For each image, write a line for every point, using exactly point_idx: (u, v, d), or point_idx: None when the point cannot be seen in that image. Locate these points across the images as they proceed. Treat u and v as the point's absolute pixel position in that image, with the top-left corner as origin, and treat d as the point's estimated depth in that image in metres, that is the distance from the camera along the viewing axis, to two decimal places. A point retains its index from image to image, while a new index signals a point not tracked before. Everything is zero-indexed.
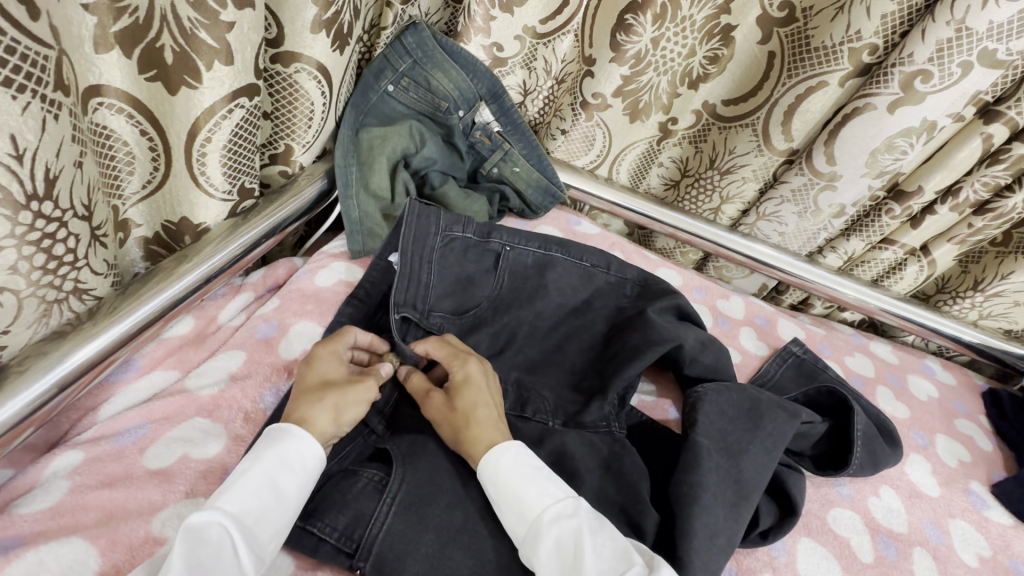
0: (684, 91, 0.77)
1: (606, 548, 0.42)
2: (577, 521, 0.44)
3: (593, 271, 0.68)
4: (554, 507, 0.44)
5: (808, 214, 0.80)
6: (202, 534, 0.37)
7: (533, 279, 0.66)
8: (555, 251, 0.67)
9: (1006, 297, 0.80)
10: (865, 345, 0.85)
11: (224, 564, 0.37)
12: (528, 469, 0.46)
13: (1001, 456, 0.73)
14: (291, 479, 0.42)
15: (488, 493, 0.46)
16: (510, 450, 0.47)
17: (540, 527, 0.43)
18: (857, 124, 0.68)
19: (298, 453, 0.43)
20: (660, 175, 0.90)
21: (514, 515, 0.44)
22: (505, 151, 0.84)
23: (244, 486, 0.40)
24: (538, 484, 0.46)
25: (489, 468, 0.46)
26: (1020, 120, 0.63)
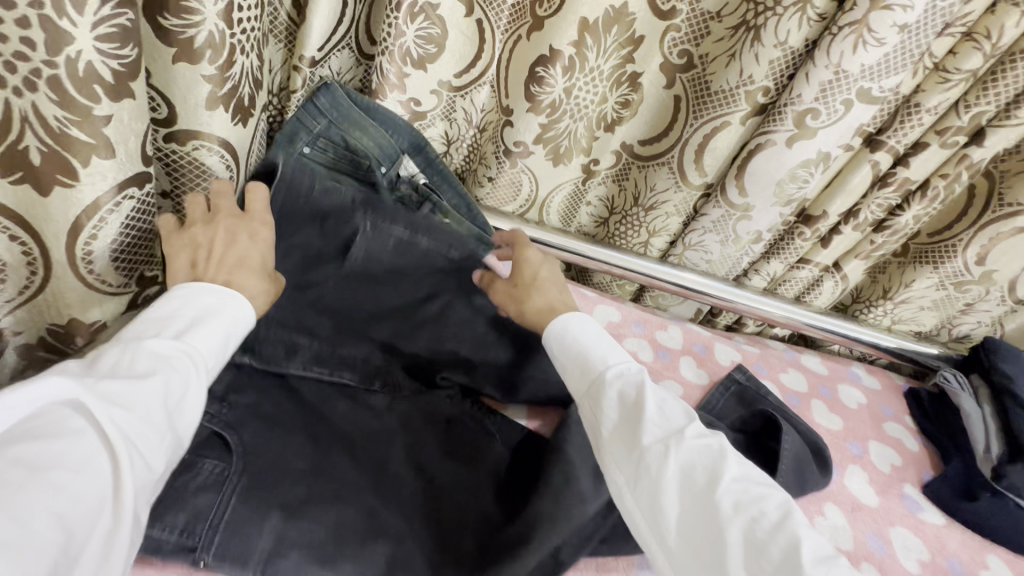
0: (602, 134, 0.80)
1: (669, 406, 0.48)
2: (637, 376, 0.50)
3: (461, 262, 0.66)
4: (615, 367, 0.50)
5: (729, 241, 0.83)
6: (173, 363, 0.41)
7: (390, 256, 0.63)
8: (422, 234, 0.64)
9: (913, 303, 0.85)
10: (797, 359, 0.89)
11: (183, 396, 0.41)
12: (600, 335, 0.54)
13: (927, 455, 0.77)
14: (236, 336, 0.47)
15: (557, 356, 0.55)
16: (574, 319, 0.56)
17: (601, 382, 0.50)
18: (761, 158, 0.72)
19: (245, 316, 0.48)
20: (590, 213, 0.91)
21: (578, 374, 0.52)
22: (434, 203, 0.83)
23: (208, 334, 0.44)
24: (605, 348, 0.53)
25: (555, 330, 0.55)
26: (900, 147, 0.69)
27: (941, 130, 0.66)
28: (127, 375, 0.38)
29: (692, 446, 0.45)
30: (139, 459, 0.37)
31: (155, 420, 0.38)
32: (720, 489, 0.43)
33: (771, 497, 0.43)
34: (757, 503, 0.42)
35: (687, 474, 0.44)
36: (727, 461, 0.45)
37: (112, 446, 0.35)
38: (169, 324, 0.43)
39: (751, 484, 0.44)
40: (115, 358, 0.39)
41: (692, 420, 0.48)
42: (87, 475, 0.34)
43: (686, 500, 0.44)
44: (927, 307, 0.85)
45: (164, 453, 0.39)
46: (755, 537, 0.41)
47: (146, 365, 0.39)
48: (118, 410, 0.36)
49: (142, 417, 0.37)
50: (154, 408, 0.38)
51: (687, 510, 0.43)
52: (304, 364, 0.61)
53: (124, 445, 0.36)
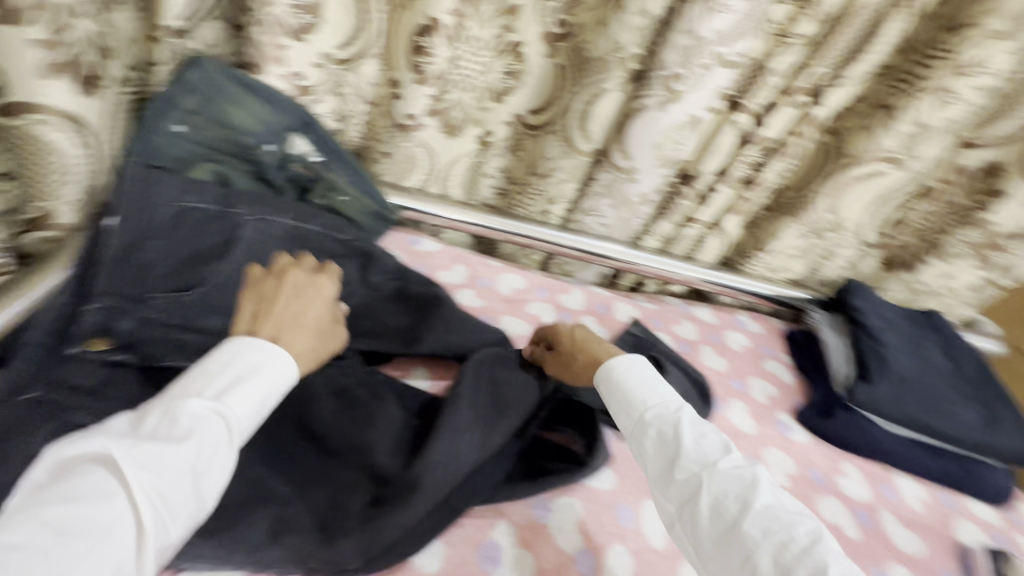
0: (492, 104, 0.81)
1: (707, 439, 0.49)
2: (676, 415, 0.51)
3: (355, 244, 0.71)
4: (656, 408, 0.53)
5: (621, 205, 0.88)
6: (204, 425, 0.41)
7: (279, 249, 0.64)
8: (309, 226, 0.68)
9: (782, 252, 0.94)
10: (689, 312, 0.96)
11: (215, 460, 0.41)
12: (642, 377, 0.56)
13: (799, 385, 0.86)
14: (280, 390, 0.48)
15: (606, 397, 0.58)
16: (625, 362, 0.58)
17: (642, 421, 0.52)
18: (638, 121, 0.76)
19: (289, 372, 0.48)
20: (491, 185, 0.92)
21: (623, 415, 0.54)
22: (328, 181, 0.82)
23: (248, 394, 0.44)
24: (645, 390, 0.55)
25: (605, 373, 0.58)
26: (757, 109, 0.75)
27: (789, 91, 0.73)
28: (160, 439, 0.39)
29: (721, 474, 0.46)
30: (162, 525, 0.37)
31: (179, 486, 0.38)
32: (748, 515, 0.43)
33: (802, 522, 0.43)
34: (784, 528, 0.42)
35: (718, 504, 0.45)
36: (758, 490, 0.45)
37: (138, 512, 0.36)
38: (212, 380, 0.44)
39: (778, 512, 0.44)
40: (158, 417, 0.40)
41: (729, 450, 0.48)
42: (108, 547, 0.34)
43: (715, 530, 0.44)
44: (795, 254, 0.94)
45: (190, 514, 0.39)
46: (785, 562, 0.41)
47: (183, 427, 0.40)
48: (151, 476, 0.37)
49: (172, 482, 0.38)
50: (179, 474, 0.38)
51: (721, 538, 0.44)
52: (191, 359, 0.56)
53: (147, 509, 0.36)
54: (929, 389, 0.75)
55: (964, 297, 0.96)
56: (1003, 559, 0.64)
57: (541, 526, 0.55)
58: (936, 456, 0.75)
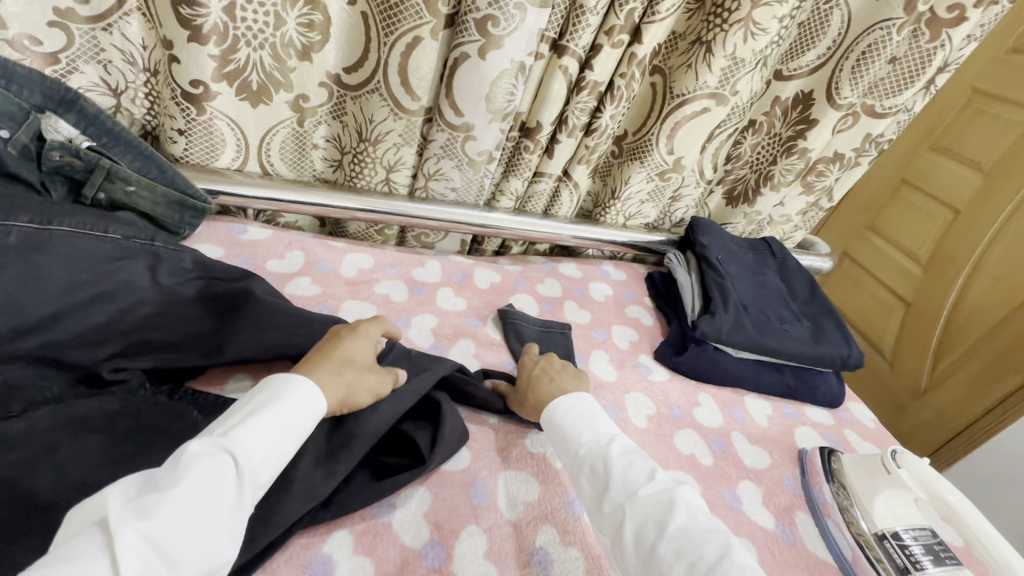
0: (297, 63, 0.72)
1: (632, 468, 0.51)
2: (607, 448, 0.53)
3: (129, 243, 0.57)
4: (588, 443, 0.54)
5: (465, 165, 0.82)
6: (211, 464, 0.39)
7: (13, 265, 0.49)
8: (56, 226, 0.53)
9: (633, 198, 0.94)
10: (555, 270, 0.94)
11: (221, 505, 0.38)
12: (578, 408, 0.58)
13: (660, 326, 0.89)
14: (301, 423, 0.46)
15: (548, 434, 0.59)
16: (564, 398, 0.59)
17: (577, 459, 0.54)
18: (462, 72, 0.71)
19: (311, 402, 0.47)
20: (322, 157, 0.84)
21: (560, 446, 0.56)
22: (106, 169, 0.67)
23: (258, 427, 0.43)
24: (581, 426, 0.56)
25: (546, 414, 0.59)
26: (580, 51, 0.73)
27: (608, 30, 0.71)
28: (169, 481, 0.37)
29: (643, 502, 0.48)
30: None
31: (180, 534, 0.36)
32: (663, 539, 0.46)
33: (711, 540, 0.45)
34: (696, 547, 0.45)
35: (640, 530, 0.47)
36: (676, 512, 0.47)
37: (125, 563, 0.33)
38: (228, 420, 0.43)
39: (694, 531, 0.46)
40: (166, 465, 0.39)
41: (653, 476, 0.51)
42: None
43: (637, 555, 0.46)
44: (646, 199, 0.95)
45: (195, 562, 0.36)
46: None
47: (184, 468, 0.38)
48: (149, 520, 0.35)
49: (169, 523, 0.35)
50: (180, 522, 0.36)
51: (643, 562, 0.46)
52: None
53: (137, 559, 0.33)
54: (764, 310, 0.81)
55: (796, 222, 1.04)
56: (832, 458, 0.69)
57: (385, 528, 0.50)
58: (777, 372, 0.80)
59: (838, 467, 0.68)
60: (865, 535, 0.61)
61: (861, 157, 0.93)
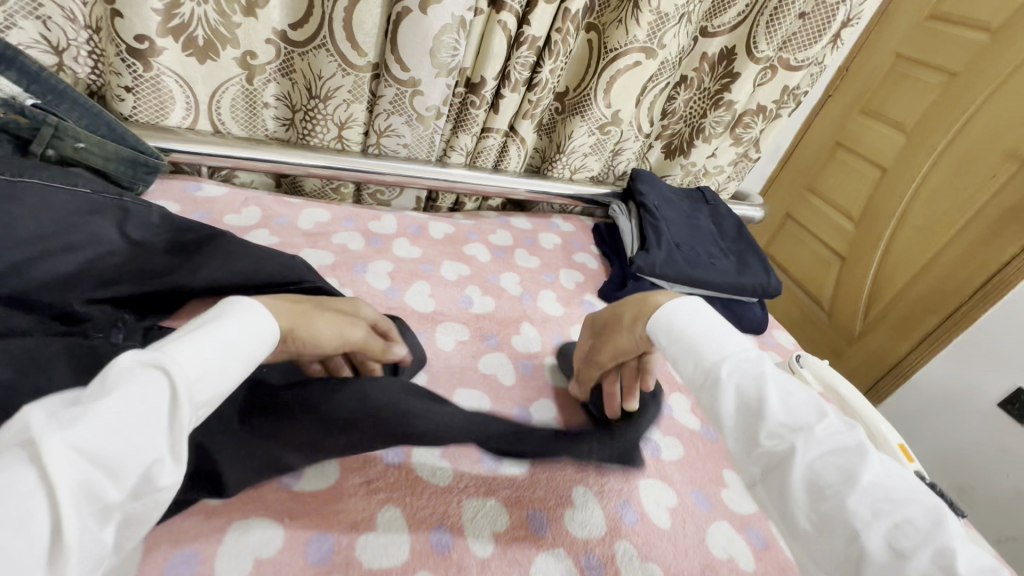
0: (243, 19, 0.74)
1: (800, 402, 0.39)
2: (761, 370, 0.41)
3: (98, 198, 0.60)
4: (734, 358, 0.42)
5: (414, 121, 0.86)
6: (148, 377, 0.33)
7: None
8: (26, 179, 0.55)
9: (578, 152, 0.99)
10: (506, 222, 1.00)
11: (161, 421, 0.33)
12: (708, 328, 0.46)
13: (604, 269, 0.96)
14: (246, 343, 0.42)
15: (658, 344, 0.48)
16: (685, 307, 0.48)
17: (715, 373, 0.42)
18: (405, 27, 0.75)
19: (257, 324, 0.44)
20: (274, 115, 0.86)
21: (688, 364, 0.44)
22: (55, 126, 0.67)
23: (201, 342, 0.38)
24: (718, 339, 0.44)
25: (661, 322, 0.48)
26: (517, 7, 0.78)
27: None
28: (95, 393, 0.31)
29: (824, 441, 0.36)
30: (100, 489, 0.29)
31: (114, 449, 0.30)
32: (856, 492, 0.33)
33: (916, 500, 0.33)
34: (897, 507, 0.33)
35: (814, 476, 0.35)
36: (865, 458, 0.35)
37: (61, 475, 0.27)
38: (162, 338, 0.38)
39: (893, 488, 0.34)
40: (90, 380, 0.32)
41: (824, 414, 0.38)
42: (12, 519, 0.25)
43: (813, 512, 0.34)
44: (590, 152, 1.00)
45: (134, 479, 0.31)
46: (902, 548, 0.31)
47: (116, 381, 0.32)
48: (75, 431, 0.28)
49: (98, 434, 0.29)
50: (113, 435, 0.30)
51: (819, 515, 0.34)
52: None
53: (74, 472, 0.28)
54: (695, 248, 0.89)
55: (729, 173, 1.12)
56: None
57: None
58: (708, 304, 0.89)
59: None
60: None
61: (781, 109, 1.02)
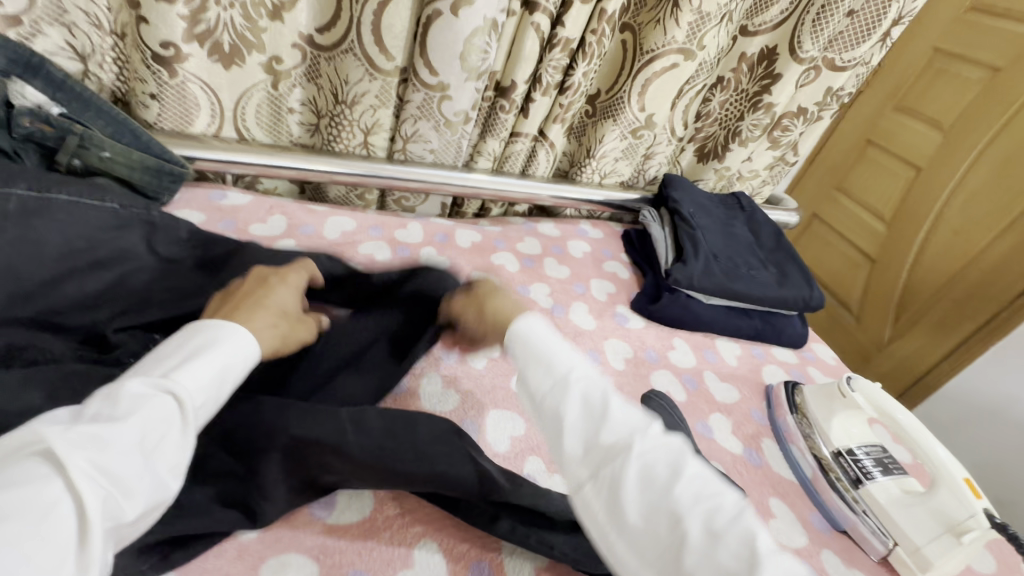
0: (268, 23, 0.72)
1: (630, 407, 0.44)
2: (601, 380, 0.45)
3: (127, 212, 0.58)
4: (579, 369, 0.45)
5: (442, 126, 0.83)
6: (156, 402, 0.37)
7: (9, 230, 0.49)
8: (54, 194, 0.53)
9: (608, 156, 0.96)
10: (534, 229, 0.97)
11: (167, 444, 0.37)
12: (554, 335, 0.48)
13: (636, 279, 0.92)
14: (239, 367, 0.43)
15: (511, 356, 0.48)
16: (536, 319, 0.49)
17: (567, 382, 0.44)
18: (435, 29, 0.72)
19: (247, 347, 0.44)
20: (299, 121, 0.84)
21: (539, 372, 0.46)
22: (79, 135, 0.66)
23: (202, 367, 0.40)
24: (559, 350, 0.47)
25: (517, 329, 0.48)
26: (551, 8, 0.74)
27: None
28: (111, 418, 0.35)
29: (653, 441, 0.41)
30: (113, 506, 0.33)
31: (128, 471, 0.34)
32: (681, 484, 0.39)
33: (729, 493, 0.40)
34: (715, 496, 0.39)
35: (648, 471, 0.40)
36: (688, 459, 0.41)
37: (81, 492, 0.31)
38: (164, 359, 0.40)
39: (708, 481, 0.41)
40: (100, 401, 0.36)
41: (656, 420, 0.44)
42: (43, 535, 0.29)
43: (646, 506, 0.39)
44: (620, 157, 0.97)
45: (144, 496, 0.35)
46: (717, 531, 0.37)
47: (126, 407, 0.36)
48: (92, 456, 0.33)
49: (114, 460, 0.33)
50: (126, 459, 0.34)
51: (649, 509, 0.39)
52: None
53: (92, 490, 0.32)
54: (732, 258, 0.85)
55: (765, 177, 1.08)
56: (795, 391, 0.74)
57: None
58: (746, 317, 0.85)
59: (801, 400, 0.73)
60: (825, 458, 0.67)
61: (823, 111, 0.97)
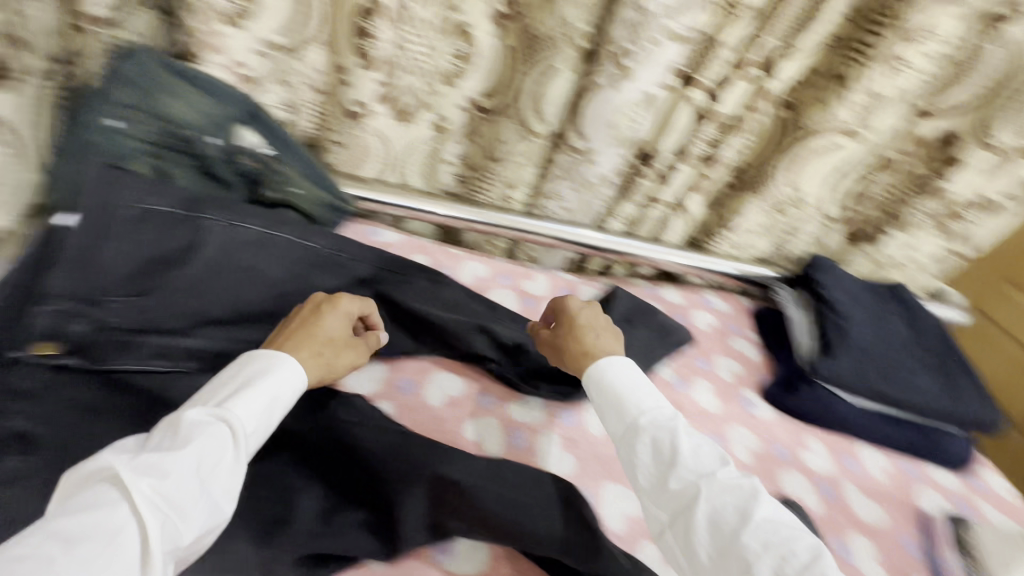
0: (442, 87, 0.79)
1: (702, 449, 0.47)
2: (673, 422, 0.49)
3: (323, 253, 0.69)
4: (650, 412, 0.50)
5: (582, 188, 0.87)
6: (209, 431, 0.42)
7: (242, 257, 0.63)
8: (277, 232, 0.66)
9: (746, 230, 0.94)
10: (656, 293, 0.94)
11: (219, 468, 0.41)
12: (630, 380, 0.53)
13: (766, 362, 0.86)
14: (283, 398, 0.48)
15: (592, 396, 0.55)
16: (613, 363, 0.55)
17: (636, 427, 0.49)
18: (592, 101, 0.75)
19: (294, 379, 0.49)
20: (450, 170, 0.90)
21: (612, 417, 0.51)
22: (277, 172, 0.78)
23: (251, 399, 0.45)
24: (641, 393, 0.52)
25: (595, 372, 0.55)
26: (710, 84, 0.74)
27: (741, 65, 0.72)
28: (168, 446, 0.40)
29: (722, 485, 0.45)
30: (173, 526, 0.37)
31: (183, 493, 0.38)
32: (749, 529, 0.42)
33: (803, 537, 0.42)
34: (786, 541, 0.42)
35: (716, 515, 0.44)
36: (759, 501, 0.44)
37: (142, 513, 0.36)
38: (219, 392, 0.45)
39: (779, 524, 0.43)
40: (162, 431, 0.41)
41: (727, 462, 0.47)
42: (111, 551, 0.34)
43: (715, 544, 0.43)
44: (759, 232, 0.94)
45: (200, 515, 0.39)
46: None
47: (184, 435, 0.41)
48: (154, 480, 0.37)
49: (171, 483, 0.38)
50: (182, 483, 0.38)
51: (719, 552, 0.42)
52: (141, 359, 0.57)
53: (152, 512, 0.37)
54: (888, 357, 0.77)
55: (926, 266, 0.97)
56: (958, 525, 0.67)
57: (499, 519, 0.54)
58: (898, 425, 0.75)
59: (966, 535, 0.65)
60: None
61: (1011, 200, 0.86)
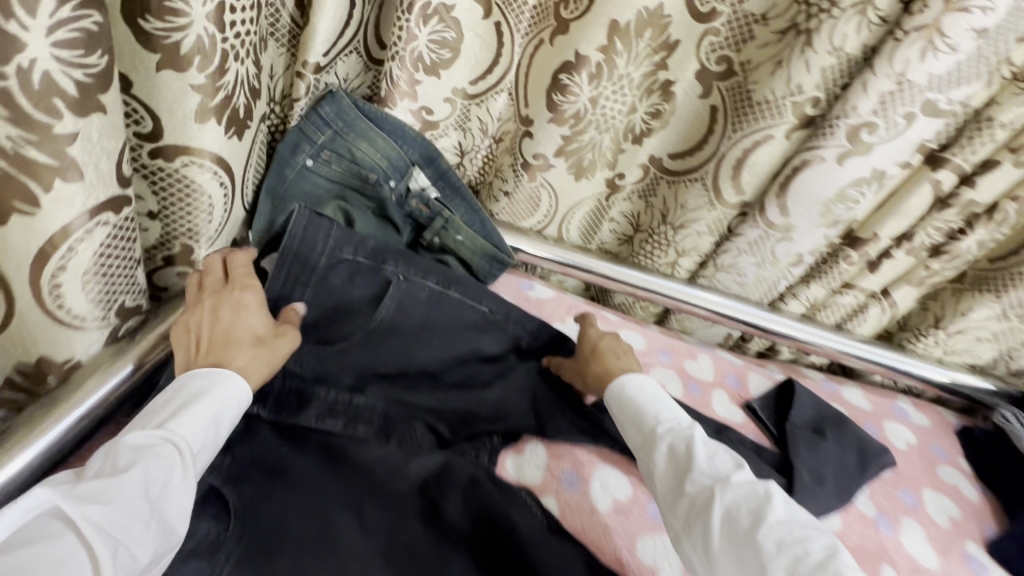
0: (629, 146, 0.74)
1: (716, 454, 0.49)
2: (688, 431, 0.52)
3: (493, 315, 0.63)
4: (666, 422, 0.53)
5: (765, 263, 0.77)
6: (157, 452, 0.41)
7: (417, 312, 0.59)
8: (451, 289, 0.62)
9: (968, 334, 0.77)
10: (838, 392, 0.80)
11: (172, 488, 0.40)
12: (648, 393, 0.56)
13: (988, 506, 0.70)
14: (231, 413, 0.46)
15: (613, 411, 0.58)
16: (633, 380, 0.58)
17: (654, 437, 0.52)
18: (808, 176, 0.65)
19: (239, 394, 0.47)
20: (612, 229, 0.84)
21: (633, 430, 0.55)
22: (445, 219, 0.77)
23: (197, 415, 0.44)
24: (657, 405, 0.55)
25: (615, 388, 0.58)
26: (966, 166, 0.61)
27: (1016, 147, 0.59)
28: (109, 472, 0.39)
29: (736, 487, 0.46)
30: (123, 552, 0.37)
31: (132, 514, 0.38)
32: (764, 530, 0.43)
33: (817, 536, 0.43)
34: (800, 542, 0.43)
35: (731, 513, 0.45)
36: (773, 503, 0.45)
37: (88, 539, 0.36)
38: (157, 414, 0.44)
39: (794, 525, 0.44)
40: (100, 459, 0.40)
41: (741, 466, 0.49)
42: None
43: (726, 544, 0.44)
44: (985, 338, 0.77)
45: (154, 538, 0.39)
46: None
47: (126, 459, 0.40)
48: (96, 506, 0.37)
49: (116, 507, 0.37)
50: (130, 505, 0.38)
51: (736, 559, 0.43)
52: (314, 417, 0.55)
53: (98, 535, 0.36)
54: None
55: None
56: None
57: None
58: None
59: None
60: None
61: None
